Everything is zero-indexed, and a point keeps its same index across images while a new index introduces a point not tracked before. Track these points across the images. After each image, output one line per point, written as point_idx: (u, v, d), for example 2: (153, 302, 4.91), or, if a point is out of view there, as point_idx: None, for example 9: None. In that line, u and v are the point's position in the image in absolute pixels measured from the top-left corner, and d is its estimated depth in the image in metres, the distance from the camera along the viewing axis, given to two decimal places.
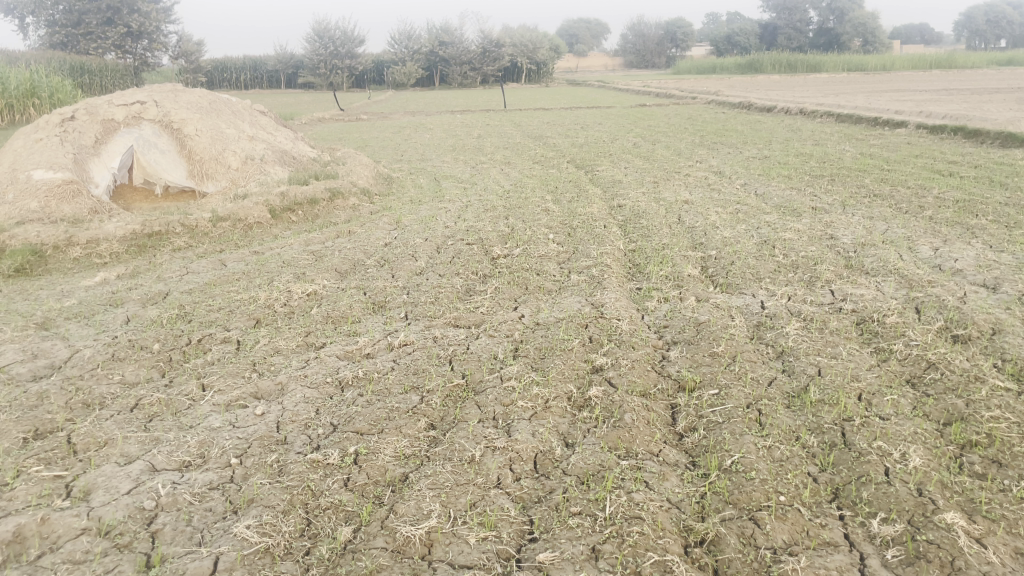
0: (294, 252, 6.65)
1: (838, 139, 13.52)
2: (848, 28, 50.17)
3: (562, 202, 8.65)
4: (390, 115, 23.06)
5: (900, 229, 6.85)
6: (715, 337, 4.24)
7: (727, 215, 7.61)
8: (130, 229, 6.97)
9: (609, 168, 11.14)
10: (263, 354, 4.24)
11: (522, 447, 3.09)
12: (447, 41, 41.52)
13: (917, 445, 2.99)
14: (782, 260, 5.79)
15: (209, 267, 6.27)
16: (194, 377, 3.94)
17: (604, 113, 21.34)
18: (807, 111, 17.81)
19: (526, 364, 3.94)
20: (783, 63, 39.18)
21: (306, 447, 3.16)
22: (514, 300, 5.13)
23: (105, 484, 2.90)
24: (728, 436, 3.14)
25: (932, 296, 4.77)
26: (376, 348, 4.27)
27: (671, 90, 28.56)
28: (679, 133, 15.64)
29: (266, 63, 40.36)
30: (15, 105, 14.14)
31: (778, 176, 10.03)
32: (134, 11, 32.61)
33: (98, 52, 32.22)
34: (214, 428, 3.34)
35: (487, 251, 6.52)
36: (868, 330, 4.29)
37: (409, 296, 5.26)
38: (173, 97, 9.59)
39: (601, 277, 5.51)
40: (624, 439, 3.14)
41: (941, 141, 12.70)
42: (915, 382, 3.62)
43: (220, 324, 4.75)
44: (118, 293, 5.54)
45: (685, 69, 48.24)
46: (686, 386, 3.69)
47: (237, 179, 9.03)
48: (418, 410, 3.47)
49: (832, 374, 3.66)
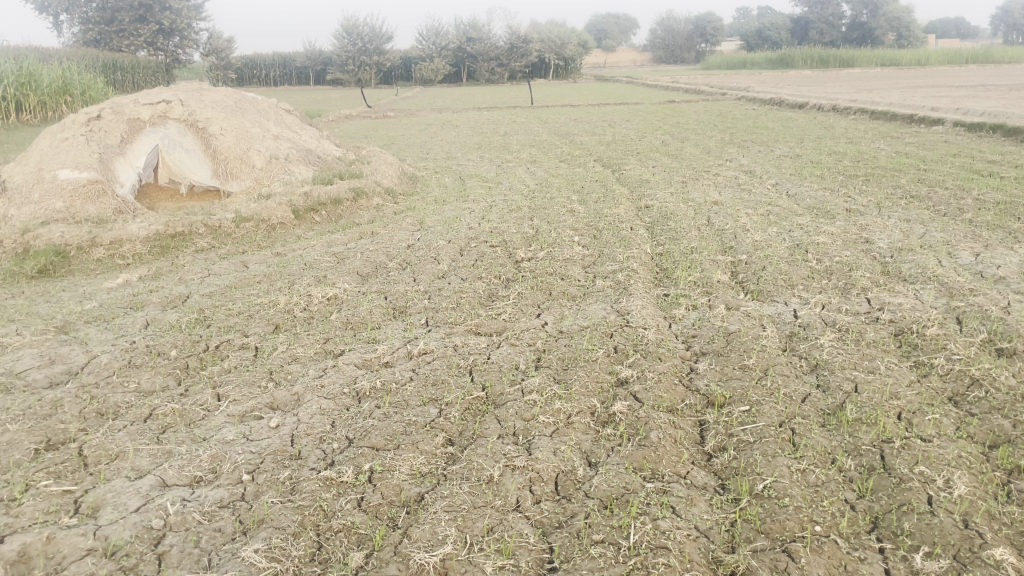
0: (316, 254, 6.57)
1: (872, 137, 13.22)
2: (883, 22, 49.36)
3: (589, 203, 8.50)
4: (416, 112, 23.00)
5: (939, 232, 6.62)
6: (746, 348, 4.08)
7: (757, 217, 7.42)
8: (154, 230, 6.94)
9: (636, 167, 10.98)
10: (280, 361, 4.15)
11: (543, 466, 2.97)
12: (475, 37, 41.46)
13: (961, 470, 2.81)
14: (816, 266, 5.60)
15: (231, 269, 6.22)
16: (209, 386, 3.86)
17: (633, 110, 21.13)
18: (840, 108, 17.47)
19: (548, 376, 3.81)
20: (815, 58, 38.73)
21: (320, 463, 3.06)
22: (537, 307, 5.00)
23: (114, 501, 2.83)
24: (760, 457, 2.99)
25: (975, 306, 4.56)
26: (395, 356, 4.17)
27: (701, 86, 28.25)
28: (709, 130, 15.37)
29: (295, 59, 40.51)
30: (48, 102, 14.21)
31: (810, 175, 9.78)
32: (166, 9, 33.01)
33: (130, 50, 32.61)
34: (226, 442, 3.26)
35: (511, 253, 6.40)
36: (906, 342, 4.10)
37: (430, 301, 5.16)
38: (198, 96, 9.58)
39: (628, 282, 5.36)
40: (650, 460, 3.00)
41: (980, 139, 12.36)
42: (958, 400, 3.44)
43: (238, 329, 4.68)
44: (139, 296, 5.50)
45: (715, 64, 47.78)
46: (716, 401, 3.54)
47: (262, 180, 9.00)
48: (436, 424, 3.36)
49: (870, 391, 3.49)
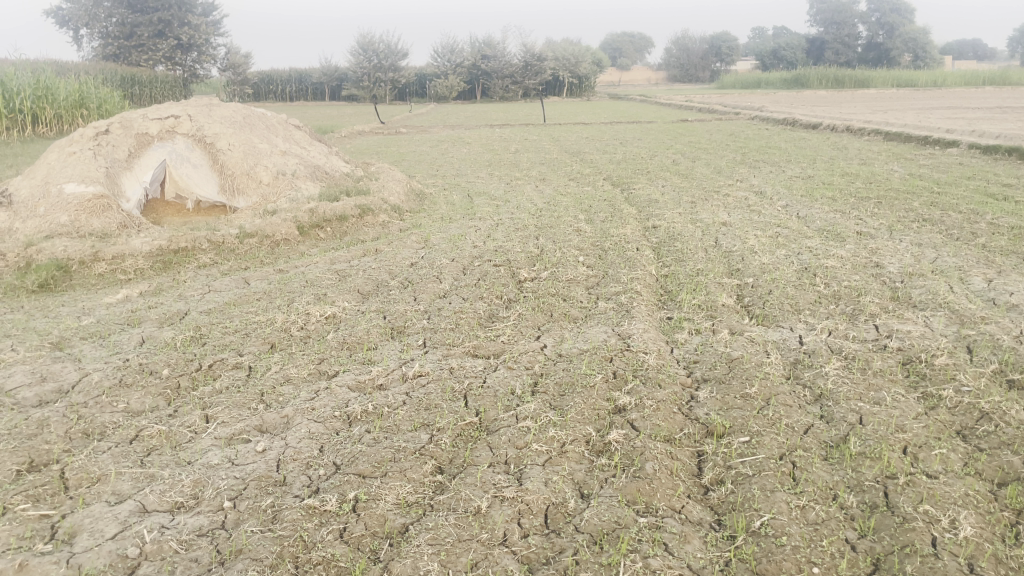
0: (318, 271, 6.52)
1: (885, 158, 13.11)
2: (898, 43, 49.24)
3: (596, 222, 8.43)
4: (428, 129, 23.05)
5: (951, 257, 6.50)
6: (748, 375, 3.98)
7: (766, 239, 7.32)
8: (157, 245, 6.92)
9: (645, 186, 10.91)
10: (273, 382, 4.08)
11: (533, 498, 2.87)
12: (489, 54, 41.66)
13: (968, 510, 2.70)
14: (824, 290, 5.49)
15: (232, 286, 6.18)
16: (199, 407, 3.79)
17: (646, 128, 21.08)
18: (854, 129, 17.36)
19: (544, 402, 3.72)
20: (830, 79, 38.66)
21: (304, 490, 2.98)
22: (537, 329, 4.92)
23: (91, 527, 2.76)
24: (758, 492, 2.88)
25: (986, 334, 4.44)
26: (389, 379, 4.08)
27: (713, 105, 28.22)
28: (720, 150, 15.30)
29: (311, 75, 40.83)
30: (63, 115, 14.27)
31: (821, 197, 9.67)
32: (185, 24, 33.41)
33: (148, 64, 32.98)
34: (211, 466, 3.18)
35: (514, 273, 6.33)
36: (914, 372, 3.99)
37: (430, 321, 5.08)
38: (207, 111, 9.60)
39: (630, 304, 5.27)
40: (644, 492, 2.90)
41: (994, 162, 12.22)
42: (967, 434, 3.32)
43: (233, 348, 4.61)
44: (137, 312, 5.45)
45: (729, 84, 47.77)
46: (715, 431, 3.43)
47: (268, 196, 8.98)
48: (426, 451, 3.27)
49: (875, 423, 3.37)
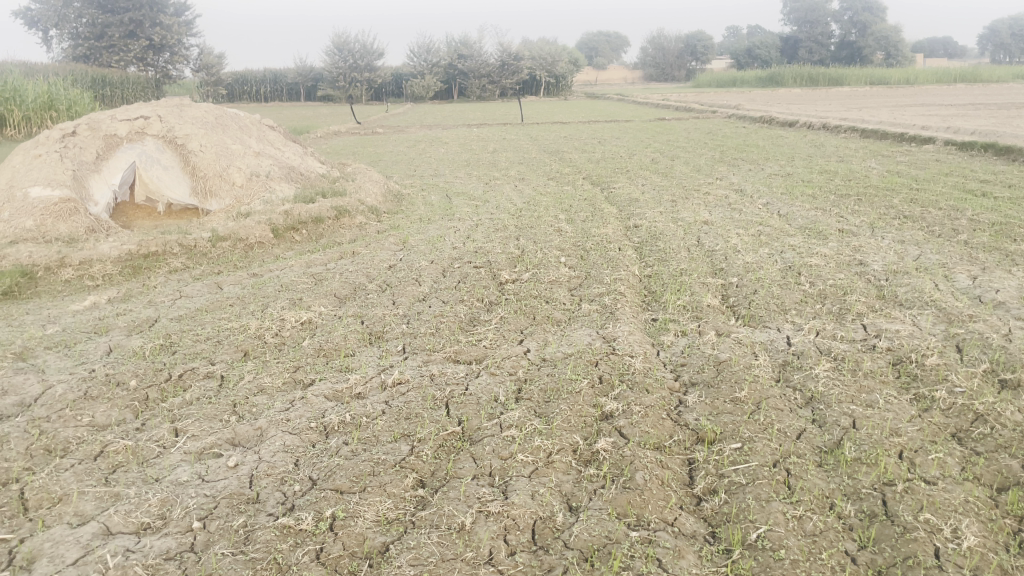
0: (293, 274, 6.35)
1: (864, 155, 13.12)
2: (870, 41, 49.72)
3: (576, 222, 8.33)
4: (406, 129, 22.86)
5: (935, 254, 6.46)
6: (737, 378, 3.88)
7: (749, 238, 7.25)
8: (126, 249, 6.72)
9: (626, 185, 10.83)
10: (246, 393, 3.92)
11: (519, 512, 2.75)
12: (466, 54, 41.46)
13: (970, 518, 2.61)
14: (809, 289, 5.42)
15: (204, 291, 5.99)
16: (168, 420, 3.62)
17: (624, 127, 21.03)
18: (831, 126, 17.41)
19: (529, 410, 3.59)
20: (805, 76, 38.97)
21: (278, 508, 2.83)
22: (519, 332, 4.78)
23: (51, 552, 2.59)
24: (753, 502, 2.78)
25: (975, 333, 4.37)
26: (368, 387, 3.93)
27: (690, 103, 28.37)
28: (699, 148, 15.27)
29: (286, 75, 40.44)
30: (32, 117, 13.90)
31: (802, 194, 9.63)
32: (156, 24, 32.96)
33: (120, 65, 32.45)
34: (179, 483, 3.02)
35: (495, 275, 6.20)
36: (905, 373, 3.91)
37: (409, 326, 4.94)
38: (177, 112, 9.37)
39: (615, 306, 5.16)
40: (635, 504, 2.79)
41: (971, 158, 12.26)
42: (962, 437, 3.24)
43: (204, 356, 4.45)
44: (104, 320, 5.26)
45: (705, 82, 47.92)
46: (705, 438, 3.33)
47: (241, 198, 8.77)
48: (407, 463, 3.13)
49: (869, 427, 3.28)
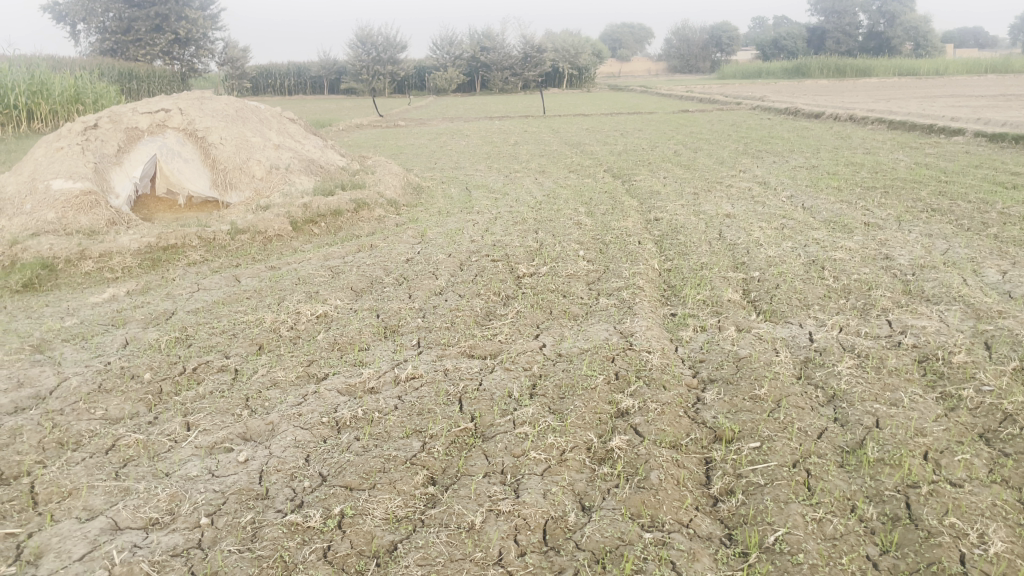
0: (311, 268, 6.34)
1: (891, 147, 12.87)
2: (899, 31, 48.94)
3: (596, 215, 8.24)
4: (428, 122, 22.84)
5: (964, 248, 6.30)
6: (756, 376, 3.79)
7: (772, 231, 7.12)
8: (146, 242, 6.75)
9: (647, 178, 10.71)
10: (259, 386, 3.90)
11: (530, 512, 2.69)
12: (489, 46, 41.34)
13: (997, 523, 2.51)
14: (833, 284, 5.30)
15: (222, 284, 5.99)
16: (180, 414, 3.61)
17: (646, 119, 20.85)
18: (858, 118, 17.12)
19: (543, 406, 3.53)
20: (832, 67, 38.44)
21: (287, 504, 2.80)
22: (535, 327, 4.72)
23: (58, 547, 2.58)
24: (771, 504, 2.70)
25: (1004, 330, 4.24)
26: (381, 382, 3.90)
27: (714, 95, 28.03)
28: (722, 140, 15.08)
29: (309, 69, 40.59)
30: (59, 111, 14.01)
31: (827, 187, 9.47)
32: (182, 18, 33.17)
33: (146, 59, 32.72)
34: (189, 478, 3.00)
35: (513, 268, 6.13)
36: (932, 370, 3.80)
37: (424, 320, 4.90)
38: (198, 104, 9.40)
39: (633, 301, 5.08)
40: (649, 505, 2.72)
41: (1002, 150, 11.99)
42: (991, 437, 3.13)
43: (219, 349, 4.43)
44: (122, 313, 5.27)
45: (730, 74, 47.36)
46: (724, 436, 3.25)
47: (261, 190, 8.79)
48: (418, 460, 3.09)
49: (893, 427, 3.19)
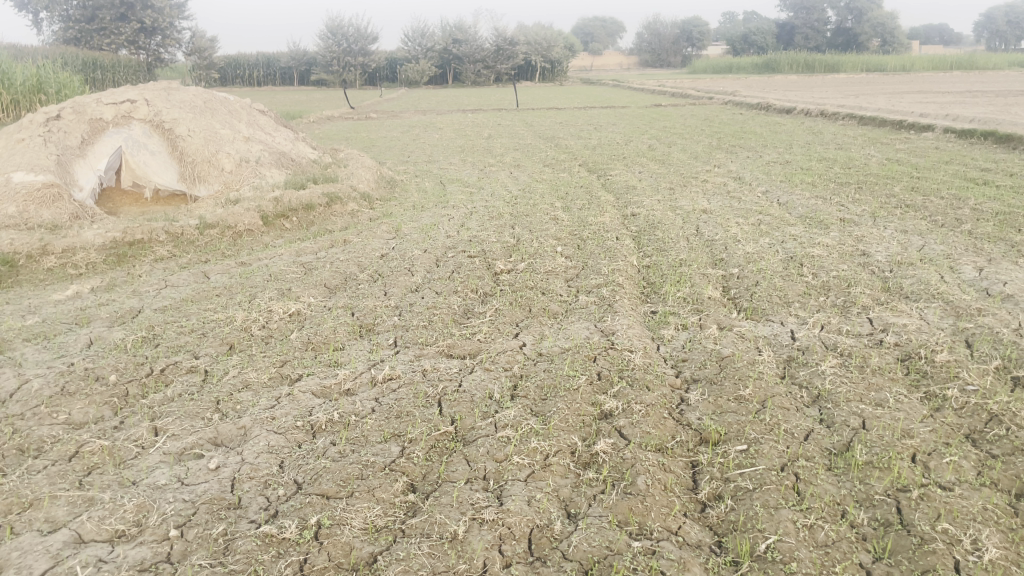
0: (283, 264, 6.19)
1: (863, 143, 12.95)
2: (867, 28, 49.47)
3: (573, 210, 8.17)
4: (401, 114, 22.60)
5: (939, 245, 6.31)
6: (740, 375, 3.74)
7: (749, 227, 7.10)
8: (111, 237, 6.54)
9: (622, 172, 10.66)
10: (230, 388, 3.76)
11: (515, 520, 2.61)
12: (461, 39, 41.04)
13: (989, 528, 2.48)
14: (812, 281, 5.27)
15: (190, 280, 5.82)
16: (147, 419, 3.47)
17: (619, 113, 20.84)
18: (829, 113, 17.23)
19: (525, 408, 3.45)
20: (801, 63, 38.75)
21: (260, 515, 2.68)
22: (515, 326, 4.63)
23: (18, 562, 2.44)
24: (761, 510, 2.65)
25: (985, 327, 4.23)
26: (358, 383, 3.78)
27: (686, 90, 28.05)
28: (696, 135, 15.08)
29: (279, 60, 40.05)
30: (21, 101, 13.55)
31: (801, 183, 9.48)
32: (149, 7, 32.45)
33: (111, 48, 31.96)
34: (157, 487, 2.87)
35: (490, 265, 6.04)
36: (914, 370, 3.77)
37: (401, 318, 4.79)
38: (165, 96, 9.17)
39: (613, 298, 5.01)
40: (637, 512, 2.65)
41: (971, 146, 12.11)
42: (976, 438, 3.10)
43: (188, 349, 4.29)
44: (86, 311, 5.09)
45: (701, 68, 47.44)
46: (710, 439, 3.19)
47: (231, 182, 8.60)
48: (397, 466, 2.99)
49: (880, 428, 3.15)
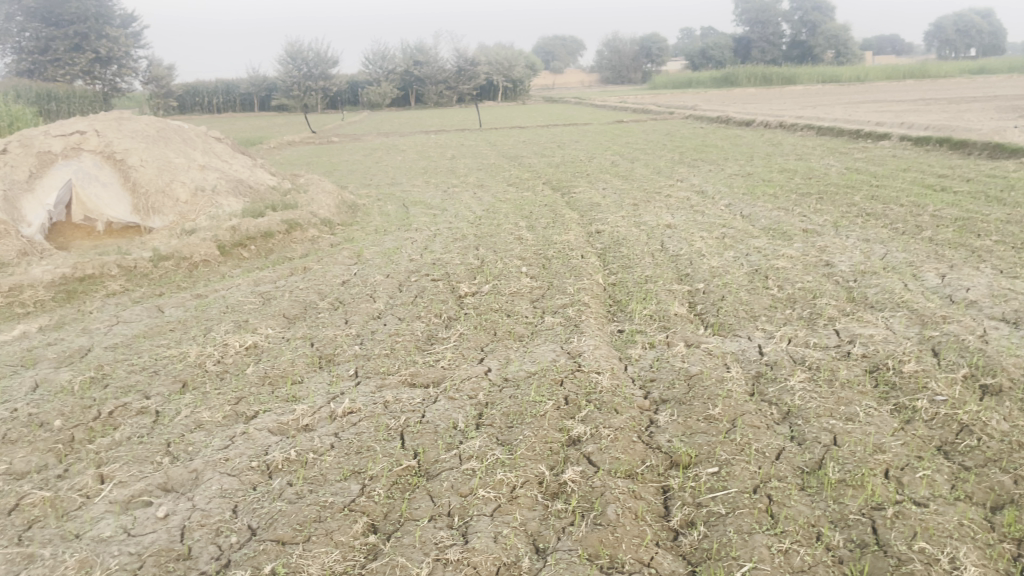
0: (240, 294, 6.02)
1: (821, 153, 13.11)
2: (821, 40, 50.45)
3: (537, 229, 8.11)
4: (363, 137, 22.44)
5: (901, 252, 6.34)
6: (709, 395, 3.66)
7: (713, 240, 7.08)
8: (60, 273, 6.33)
9: (586, 189, 10.64)
10: (182, 429, 3.60)
11: (481, 559, 2.49)
12: (422, 60, 41.07)
13: (967, 544, 2.42)
14: (778, 294, 5.24)
15: (144, 315, 5.63)
16: (93, 465, 3.30)
17: (583, 130, 20.92)
18: (787, 124, 17.44)
19: (490, 438, 3.34)
20: (758, 77, 39.34)
21: (211, 566, 2.54)
22: (479, 350, 4.52)
23: None
24: (734, 536, 2.56)
25: (950, 335, 4.21)
26: (316, 418, 3.64)
27: (647, 105, 28.30)
28: (658, 150, 15.16)
29: (239, 86, 39.74)
30: None
31: (763, 195, 9.51)
32: (104, 37, 32.01)
33: (66, 79, 31.46)
34: (101, 540, 2.70)
35: (454, 287, 5.93)
36: (883, 381, 3.73)
37: (362, 347, 4.65)
38: (116, 126, 8.98)
39: (579, 318, 4.93)
40: (607, 544, 2.55)
41: (927, 153, 12.29)
42: (949, 450, 3.05)
43: (139, 389, 4.11)
44: (32, 352, 4.88)
45: (661, 83, 47.93)
46: (680, 462, 3.10)
47: (186, 214, 8.35)
48: (357, 506, 2.86)
49: (851, 443, 3.09)
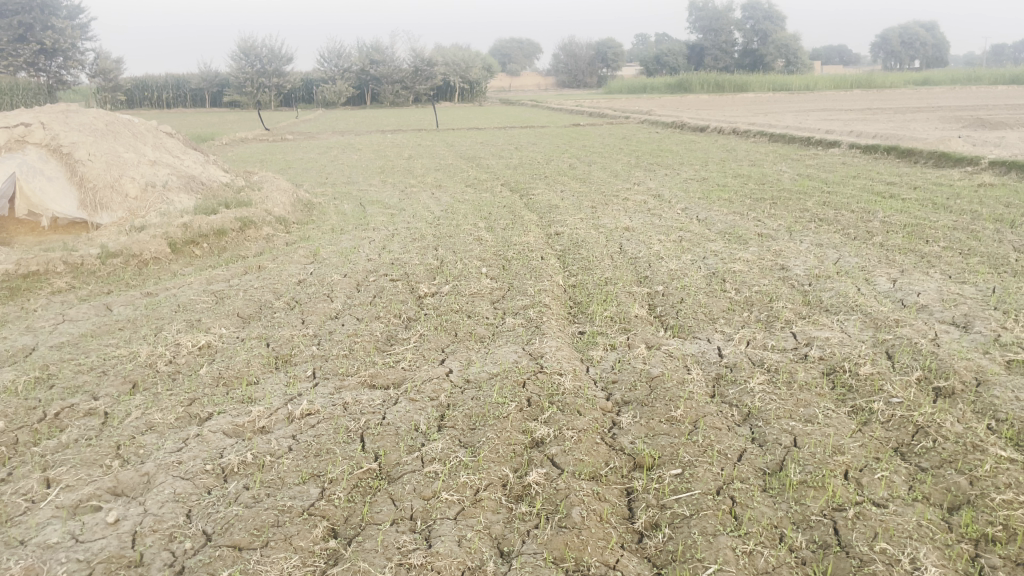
0: (192, 293, 5.87)
1: (774, 159, 13.34)
2: (772, 49, 51.42)
3: (496, 230, 8.08)
4: (318, 136, 22.16)
5: (853, 257, 6.46)
6: (671, 396, 3.67)
7: (671, 244, 7.13)
8: (1, 270, 6.09)
9: (544, 191, 10.65)
10: (133, 431, 3.48)
11: (445, 563, 2.45)
12: (378, 59, 40.73)
13: (926, 545, 2.45)
14: (735, 297, 5.29)
15: (91, 314, 5.45)
16: (38, 469, 3.16)
17: (540, 133, 20.96)
18: (741, 131, 17.71)
19: (452, 440, 3.29)
20: (712, 83, 39.93)
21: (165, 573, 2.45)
22: (440, 351, 4.47)
23: None
24: (699, 538, 2.57)
25: (904, 338, 4.29)
26: (273, 420, 3.55)
27: (603, 109, 28.53)
28: (615, 153, 15.26)
29: (189, 81, 38.94)
30: None
31: (719, 199, 9.64)
32: (49, 28, 31.04)
33: (8, 70, 30.47)
34: (47, 547, 2.59)
35: (413, 288, 5.87)
36: (840, 384, 3.78)
37: (320, 348, 4.56)
38: (62, 118, 8.73)
39: (540, 319, 4.91)
40: (573, 546, 2.53)
41: (876, 161, 12.59)
42: (906, 452, 3.10)
43: (86, 390, 3.97)
44: None
45: (616, 88, 48.32)
46: (644, 463, 3.10)
47: (135, 210, 8.18)
48: (317, 510, 2.79)
49: (811, 445, 3.12)
